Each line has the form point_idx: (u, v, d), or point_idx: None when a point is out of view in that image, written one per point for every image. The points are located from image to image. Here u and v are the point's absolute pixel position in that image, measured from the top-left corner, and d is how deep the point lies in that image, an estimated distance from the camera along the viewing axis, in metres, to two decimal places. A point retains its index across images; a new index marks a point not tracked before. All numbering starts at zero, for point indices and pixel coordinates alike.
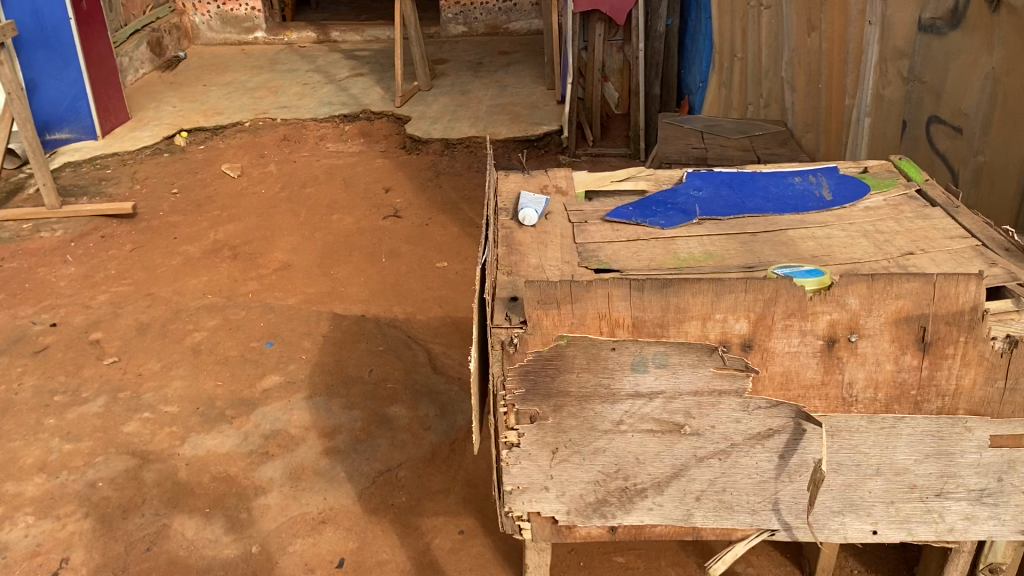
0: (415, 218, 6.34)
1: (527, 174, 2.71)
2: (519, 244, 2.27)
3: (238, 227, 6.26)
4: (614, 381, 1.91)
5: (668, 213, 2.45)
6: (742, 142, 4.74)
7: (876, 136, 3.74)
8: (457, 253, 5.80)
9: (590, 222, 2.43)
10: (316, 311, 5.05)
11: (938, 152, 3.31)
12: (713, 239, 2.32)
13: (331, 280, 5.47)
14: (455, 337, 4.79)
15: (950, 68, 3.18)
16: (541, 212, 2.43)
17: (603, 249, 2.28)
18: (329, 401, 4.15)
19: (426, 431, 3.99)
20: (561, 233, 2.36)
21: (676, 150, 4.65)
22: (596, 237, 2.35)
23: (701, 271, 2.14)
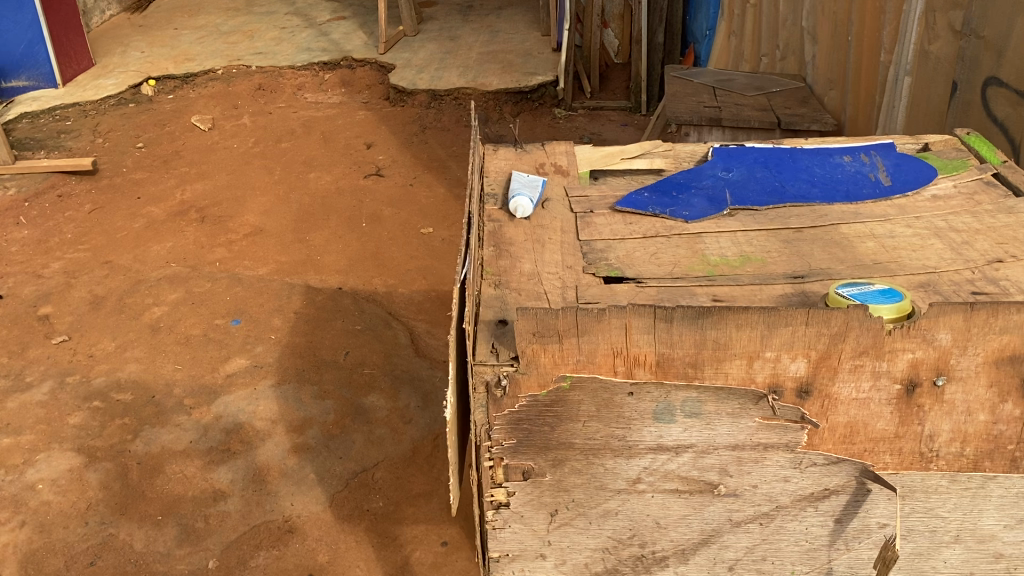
0: (398, 177, 5.88)
1: (520, 148, 2.26)
2: (510, 244, 1.83)
3: (207, 186, 5.78)
4: (631, 434, 1.50)
5: (692, 201, 2.01)
6: (759, 99, 4.26)
7: (919, 98, 3.27)
8: (444, 218, 5.35)
9: (597, 212, 1.99)
10: (288, 283, 4.62)
11: (996, 120, 2.87)
12: (749, 236, 1.89)
13: (306, 247, 5.03)
14: (441, 313, 4.37)
15: (1016, 22, 2.71)
16: (537, 199, 1.98)
17: (614, 249, 1.84)
18: (299, 389, 3.74)
19: (406, 425, 3.58)
20: (562, 228, 1.92)
21: (686, 107, 4.15)
22: (605, 233, 1.91)
23: (738, 282, 1.71)
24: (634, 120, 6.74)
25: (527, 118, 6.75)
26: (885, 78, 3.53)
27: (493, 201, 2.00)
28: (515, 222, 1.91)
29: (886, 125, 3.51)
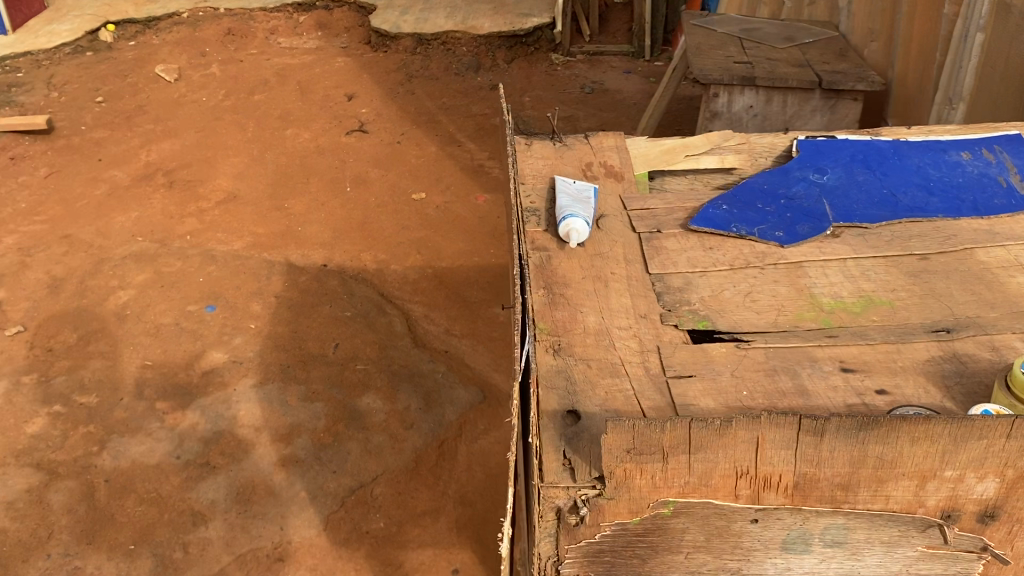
0: (384, 133, 5.40)
1: (560, 141, 1.84)
2: (564, 287, 1.42)
3: (174, 146, 5.27)
4: (751, 565, 1.18)
5: (784, 215, 1.61)
6: (791, 53, 3.82)
7: (994, 59, 2.84)
8: (436, 181, 4.91)
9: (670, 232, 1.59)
10: (269, 260, 4.18)
11: None
12: (863, 266, 1.49)
13: (286, 216, 4.58)
14: (439, 295, 3.97)
15: None
16: (591, 217, 1.57)
17: (696, 288, 1.45)
18: (284, 390, 3.35)
19: (407, 431, 3.21)
20: (627, 257, 1.52)
21: (713, 62, 3.68)
22: (681, 263, 1.51)
23: (866, 339, 1.32)
24: (637, 66, 6.26)
25: (521, 64, 6.25)
26: (949, 34, 3.09)
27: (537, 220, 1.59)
28: (567, 254, 1.50)
29: (948, 87, 3.09)
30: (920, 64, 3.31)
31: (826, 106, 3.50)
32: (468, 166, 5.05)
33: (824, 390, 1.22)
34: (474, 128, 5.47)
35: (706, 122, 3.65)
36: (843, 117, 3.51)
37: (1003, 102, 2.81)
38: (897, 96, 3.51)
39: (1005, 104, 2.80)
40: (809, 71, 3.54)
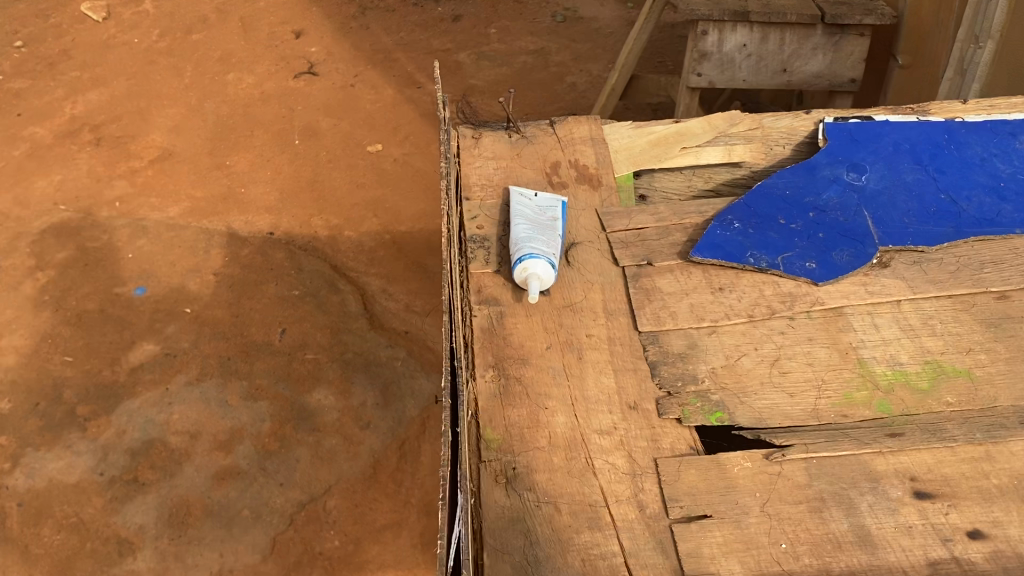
0: (336, 75, 4.89)
1: (517, 143, 1.64)
2: (518, 372, 1.26)
3: (102, 96, 4.75)
4: None
5: (817, 239, 1.41)
6: None
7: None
8: (394, 131, 4.45)
9: (666, 268, 1.39)
10: (207, 229, 3.74)
11: None
12: (923, 316, 1.31)
13: (228, 175, 4.11)
14: (397, 265, 3.56)
15: None
16: (555, 252, 1.37)
17: (718, 356, 1.27)
18: (224, 388, 2.95)
19: (363, 431, 2.84)
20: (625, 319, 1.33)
21: None
22: (695, 318, 1.32)
23: (926, 437, 1.17)
24: None
25: None
26: None
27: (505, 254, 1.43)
28: (523, 318, 1.33)
29: (974, 22, 2.67)
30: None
31: (828, 43, 3.06)
32: (429, 112, 4.59)
33: (892, 537, 1.08)
34: (435, 66, 4.98)
35: (694, 64, 3.18)
36: (848, 55, 3.07)
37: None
38: (909, 30, 3.09)
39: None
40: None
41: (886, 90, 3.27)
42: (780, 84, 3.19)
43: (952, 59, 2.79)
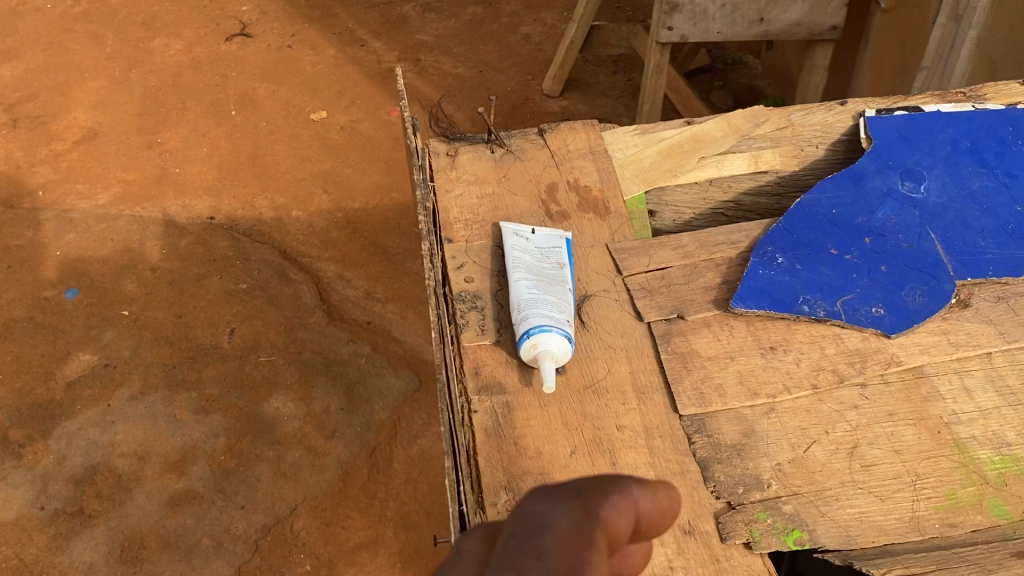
0: (271, 35, 4.51)
1: (501, 160, 1.34)
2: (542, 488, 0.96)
3: (13, 70, 4.30)
4: None
5: (881, 273, 1.12)
6: None
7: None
8: (338, 95, 4.12)
9: (704, 330, 1.11)
10: (141, 217, 3.42)
11: None
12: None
13: (161, 154, 3.75)
14: (353, 247, 3.30)
15: None
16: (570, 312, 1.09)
17: (786, 447, 0.99)
18: (171, 401, 2.67)
19: (328, 440, 2.59)
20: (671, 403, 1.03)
21: None
22: (752, 393, 1.04)
23: None
24: None
25: None
26: None
27: (505, 315, 1.14)
28: (536, 410, 1.04)
29: None
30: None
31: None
32: (375, 73, 4.25)
33: None
34: (378, 21, 4.62)
35: (664, 17, 2.87)
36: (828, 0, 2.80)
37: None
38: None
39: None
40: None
41: (869, 37, 3.00)
42: (756, 34, 2.93)
43: (945, 6, 2.50)
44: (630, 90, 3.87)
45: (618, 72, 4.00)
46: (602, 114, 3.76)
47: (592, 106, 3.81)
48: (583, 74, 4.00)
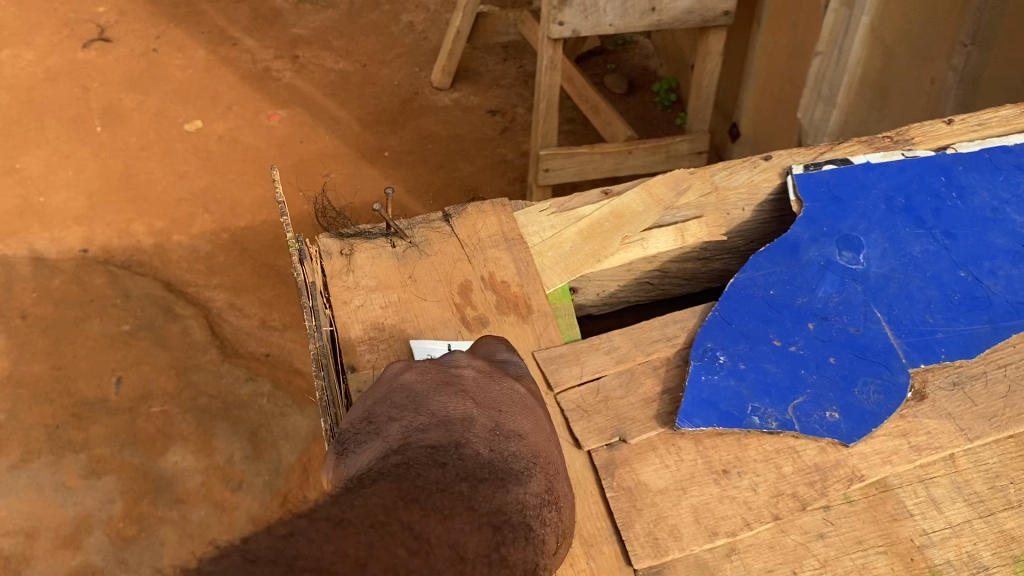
0: (134, 38, 3.84)
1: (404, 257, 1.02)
2: None
3: None
4: None
5: (834, 370, 0.92)
6: None
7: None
8: (213, 101, 3.48)
9: (676, 454, 0.87)
10: (6, 257, 2.79)
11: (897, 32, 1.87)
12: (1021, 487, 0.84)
13: (18, 180, 3.08)
14: (245, 271, 2.79)
15: None
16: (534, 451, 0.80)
17: None
18: (58, 466, 2.27)
19: (237, 491, 2.28)
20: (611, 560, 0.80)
21: None
22: (721, 537, 0.81)
23: None
24: None
25: None
26: None
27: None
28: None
29: None
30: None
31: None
32: (251, 73, 3.65)
33: None
34: (249, 16, 4.02)
35: (552, 11, 2.41)
36: None
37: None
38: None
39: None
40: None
41: (760, 21, 2.67)
42: (648, 25, 2.52)
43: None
44: (522, 78, 3.63)
45: (508, 58, 3.76)
46: (496, 106, 3.48)
47: (485, 97, 3.53)
48: (473, 62, 3.74)
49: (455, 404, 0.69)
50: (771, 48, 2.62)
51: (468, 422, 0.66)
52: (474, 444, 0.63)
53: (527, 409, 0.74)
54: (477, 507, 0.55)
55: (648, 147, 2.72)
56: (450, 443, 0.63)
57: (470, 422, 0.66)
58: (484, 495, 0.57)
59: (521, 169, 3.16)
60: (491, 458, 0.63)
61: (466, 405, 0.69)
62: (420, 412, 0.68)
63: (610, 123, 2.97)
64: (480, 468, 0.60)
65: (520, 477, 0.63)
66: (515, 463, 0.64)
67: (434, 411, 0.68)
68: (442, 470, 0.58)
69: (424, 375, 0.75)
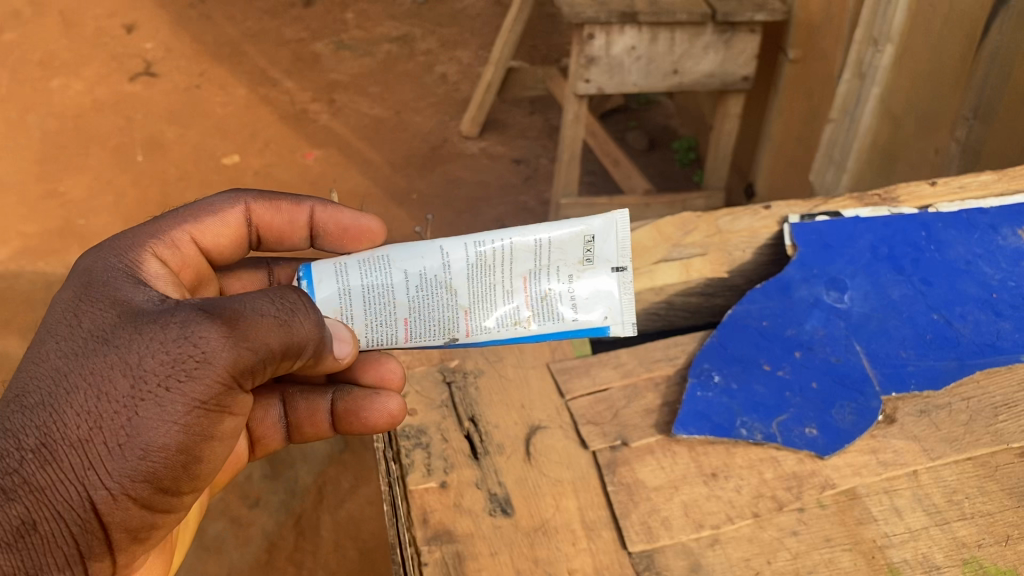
0: (178, 74, 4.04)
1: None
2: None
3: None
4: None
5: (811, 394, 1.03)
6: None
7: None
8: (251, 138, 3.65)
9: (672, 458, 0.98)
10: (45, 275, 2.88)
11: (903, 105, 1.97)
12: (974, 501, 0.94)
13: (63, 202, 3.24)
14: None
15: None
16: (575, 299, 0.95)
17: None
18: None
19: None
20: (611, 539, 0.91)
21: None
22: (708, 528, 0.92)
23: None
24: None
25: None
26: None
27: (450, 451, 0.98)
28: (488, 560, 0.88)
29: (871, 24, 2.00)
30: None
31: (719, 41, 2.46)
32: (288, 113, 3.83)
33: None
34: (290, 59, 4.22)
35: (580, 69, 2.50)
36: (740, 53, 2.49)
37: (946, 48, 1.79)
38: (801, 20, 2.48)
39: (949, 53, 1.79)
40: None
41: (779, 86, 2.70)
42: (671, 86, 2.56)
43: (848, 57, 2.10)
44: (546, 130, 3.80)
45: (534, 112, 3.94)
46: (520, 155, 3.64)
47: (511, 146, 3.69)
48: (501, 114, 3.92)
49: (76, 348, 0.76)
50: (787, 111, 2.67)
51: (68, 376, 0.74)
52: (49, 415, 0.72)
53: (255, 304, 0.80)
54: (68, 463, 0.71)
55: (664, 201, 2.84)
56: (27, 413, 0.72)
57: (69, 377, 0.74)
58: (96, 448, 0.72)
59: (541, 216, 3.30)
60: (56, 436, 0.72)
61: (88, 348, 0.75)
62: (45, 355, 0.76)
63: (629, 176, 3.10)
64: (22, 459, 0.70)
65: (90, 448, 0.72)
66: (91, 431, 0.72)
67: (54, 358, 0.75)
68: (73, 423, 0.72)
69: (120, 273, 0.85)
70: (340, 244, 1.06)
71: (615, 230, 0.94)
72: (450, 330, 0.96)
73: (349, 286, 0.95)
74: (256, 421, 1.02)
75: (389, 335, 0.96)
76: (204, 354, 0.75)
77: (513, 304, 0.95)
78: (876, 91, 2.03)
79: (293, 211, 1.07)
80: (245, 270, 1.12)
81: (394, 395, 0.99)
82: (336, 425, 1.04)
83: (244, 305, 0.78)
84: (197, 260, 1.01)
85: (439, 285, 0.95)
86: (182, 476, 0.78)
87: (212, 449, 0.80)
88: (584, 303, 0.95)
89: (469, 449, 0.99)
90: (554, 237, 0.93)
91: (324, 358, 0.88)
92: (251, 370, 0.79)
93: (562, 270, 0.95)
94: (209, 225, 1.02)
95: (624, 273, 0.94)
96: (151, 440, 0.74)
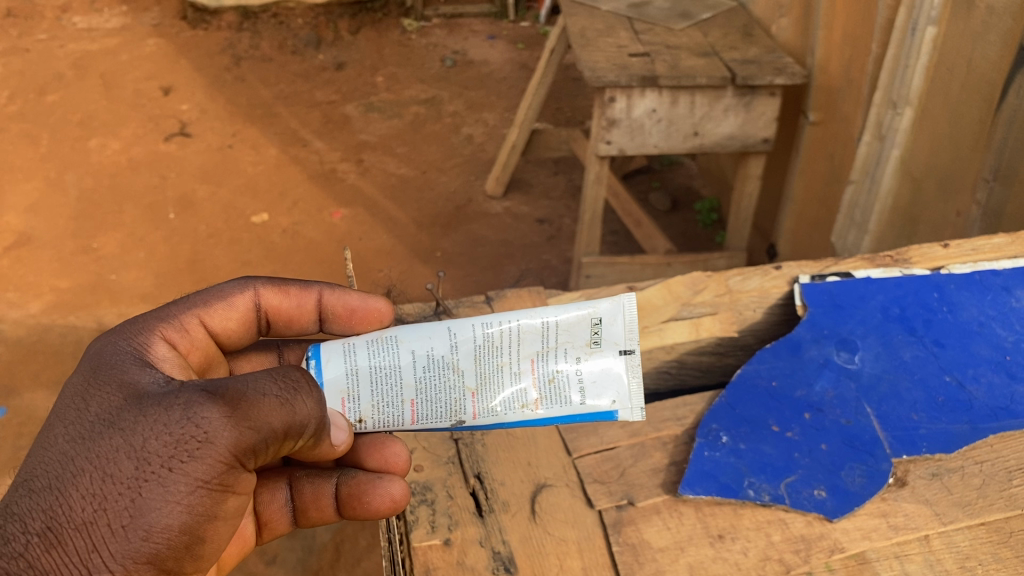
0: (211, 135, 4.15)
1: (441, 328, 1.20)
2: None
3: None
4: None
5: (823, 459, 1.02)
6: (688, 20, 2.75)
7: (952, 57, 1.80)
8: (280, 197, 3.72)
9: (678, 518, 0.98)
10: (75, 327, 2.92)
11: (923, 164, 1.96)
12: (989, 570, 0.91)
13: (95, 257, 3.29)
14: None
15: (927, 36, 1.82)
16: (593, 377, 0.91)
17: None
18: None
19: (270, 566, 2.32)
20: None
21: (600, 54, 2.50)
22: None
23: None
24: (502, 31, 5.31)
25: (369, 35, 5.15)
26: (890, 22, 2.04)
27: (456, 509, 0.99)
28: None
29: (890, 85, 2.00)
30: (847, 48, 2.29)
31: (740, 104, 2.48)
32: (317, 173, 3.90)
33: None
34: (320, 121, 4.32)
35: (601, 131, 2.54)
36: (760, 115, 2.50)
37: (967, 111, 1.79)
38: (820, 84, 2.49)
39: (969, 116, 1.79)
40: (743, 18, 2.81)
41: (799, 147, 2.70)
42: (693, 147, 2.57)
43: (869, 120, 2.11)
44: (570, 191, 3.84)
45: (558, 172, 3.99)
46: (544, 215, 3.67)
47: (534, 206, 3.72)
48: (526, 175, 3.97)
49: (84, 431, 0.73)
50: (809, 173, 2.67)
51: (75, 459, 0.71)
52: (55, 499, 0.69)
53: (264, 380, 0.77)
54: (67, 545, 0.67)
55: (685, 260, 2.82)
56: (34, 497, 0.69)
57: (77, 460, 0.71)
58: (98, 527, 0.68)
59: (565, 275, 3.30)
60: (60, 519, 0.68)
61: (93, 432, 0.73)
62: (52, 440, 0.73)
63: (650, 237, 3.10)
64: (28, 543, 0.66)
65: (94, 531, 0.68)
66: (96, 513, 0.69)
67: (61, 442, 0.73)
68: (75, 505, 0.69)
69: (127, 356, 0.83)
70: (350, 325, 1.05)
71: (623, 314, 0.92)
72: (457, 413, 0.93)
73: (358, 366, 0.93)
74: (262, 505, 1.01)
75: (395, 418, 0.93)
76: (207, 434, 0.72)
77: (520, 386, 0.92)
78: (895, 151, 2.02)
79: (302, 295, 1.04)
80: (255, 352, 1.08)
81: (397, 479, 0.96)
82: (341, 511, 1.01)
83: (248, 384, 0.76)
84: (207, 344, 0.97)
85: (446, 366, 0.93)
86: (185, 560, 0.74)
87: (215, 529, 0.76)
88: (591, 387, 0.91)
89: (476, 506, 0.99)
90: (560, 319, 0.92)
91: (322, 441, 0.85)
92: (256, 450, 0.76)
93: (569, 351, 0.92)
94: (220, 310, 0.98)
95: (631, 356, 0.92)
96: (152, 517, 0.70)
